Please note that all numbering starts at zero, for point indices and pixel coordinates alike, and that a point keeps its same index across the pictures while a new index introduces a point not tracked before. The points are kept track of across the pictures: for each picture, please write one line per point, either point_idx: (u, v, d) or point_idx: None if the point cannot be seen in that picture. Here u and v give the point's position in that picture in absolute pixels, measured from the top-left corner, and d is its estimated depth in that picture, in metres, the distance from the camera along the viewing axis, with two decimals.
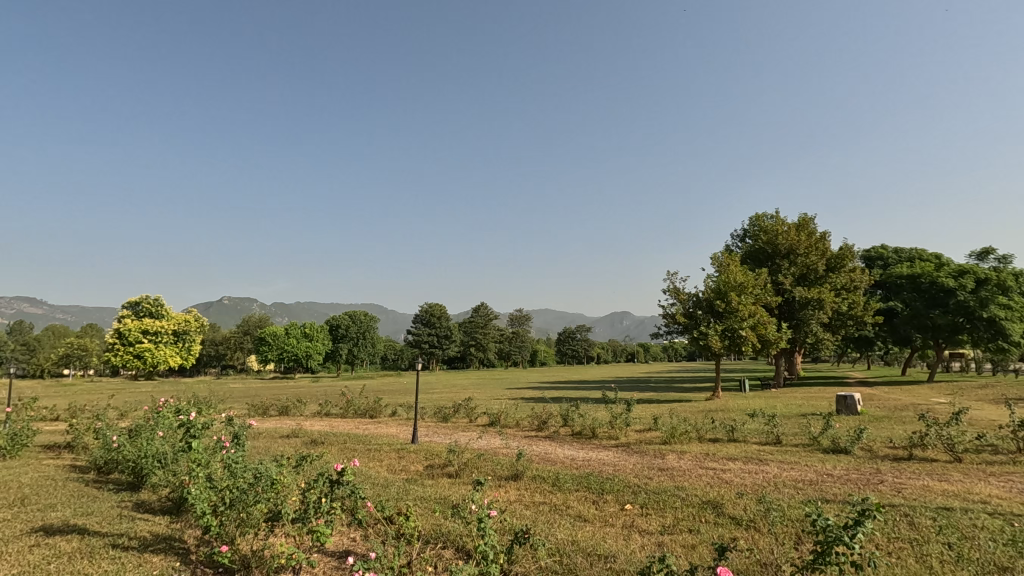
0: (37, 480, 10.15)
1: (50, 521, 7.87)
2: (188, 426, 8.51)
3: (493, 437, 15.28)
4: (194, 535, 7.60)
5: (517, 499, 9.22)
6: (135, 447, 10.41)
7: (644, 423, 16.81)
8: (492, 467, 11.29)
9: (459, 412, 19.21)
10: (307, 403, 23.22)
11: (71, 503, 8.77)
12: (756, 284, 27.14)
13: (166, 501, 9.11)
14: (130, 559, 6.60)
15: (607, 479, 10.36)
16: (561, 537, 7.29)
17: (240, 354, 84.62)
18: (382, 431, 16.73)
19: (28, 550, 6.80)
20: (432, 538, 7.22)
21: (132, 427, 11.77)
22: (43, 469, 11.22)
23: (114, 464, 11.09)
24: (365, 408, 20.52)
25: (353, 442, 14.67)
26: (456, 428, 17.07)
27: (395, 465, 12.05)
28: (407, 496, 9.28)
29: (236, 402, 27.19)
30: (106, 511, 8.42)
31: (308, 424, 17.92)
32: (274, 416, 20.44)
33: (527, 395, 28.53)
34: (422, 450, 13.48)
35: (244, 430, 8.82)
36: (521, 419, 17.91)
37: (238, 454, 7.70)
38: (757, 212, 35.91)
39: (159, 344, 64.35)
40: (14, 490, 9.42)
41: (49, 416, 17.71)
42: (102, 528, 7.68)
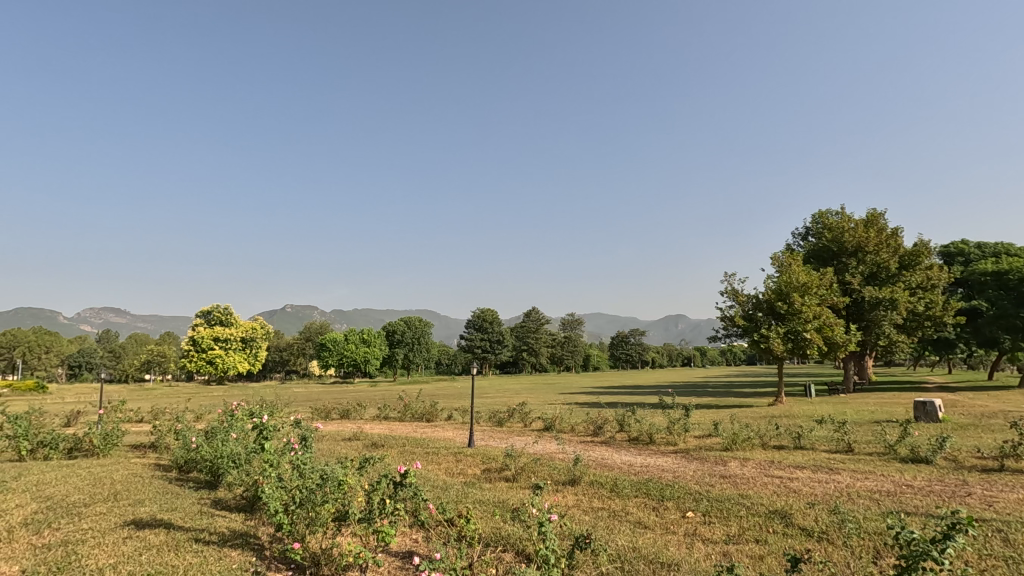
0: (128, 477, 10.98)
1: (139, 515, 8.48)
2: (260, 428, 8.96)
3: (549, 441, 15.25)
4: (268, 531, 7.99)
5: (575, 504, 9.18)
6: (211, 447, 11.08)
7: (704, 429, 16.35)
8: (549, 472, 11.29)
9: (513, 417, 19.31)
10: (367, 407, 23.96)
11: (156, 499, 9.41)
12: (821, 284, 25.91)
13: (241, 499, 9.62)
14: (211, 553, 7.02)
15: (667, 485, 10.14)
16: (622, 544, 7.19)
17: (303, 359, 88.18)
18: (438, 434, 17.05)
19: (122, 542, 7.34)
20: (492, 540, 7.30)
21: (209, 429, 12.54)
22: (131, 466, 12.12)
23: (192, 464, 11.83)
24: (422, 412, 20.98)
25: (411, 445, 15.01)
26: (511, 433, 17.16)
27: (453, 468, 12.23)
28: (466, 499, 9.40)
29: (300, 407, 28.42)
30: (188, 508, 8.98)
31: (369, 427, 18.49)
32: (337, 419, 21.21)
33: (581, 400, 28.32)
34: (479, 454, 13.65)
35: (311, 432, 9.19)
36: (577, 424, 17.80)
37: (306, 455, 8.04)
38: (820, 209, 34.39)
39: (229, 350, 67.98)
40: (107, 486, 10.21)
41: (135, 418, 19.04)
42: (186, 523, 8.21)
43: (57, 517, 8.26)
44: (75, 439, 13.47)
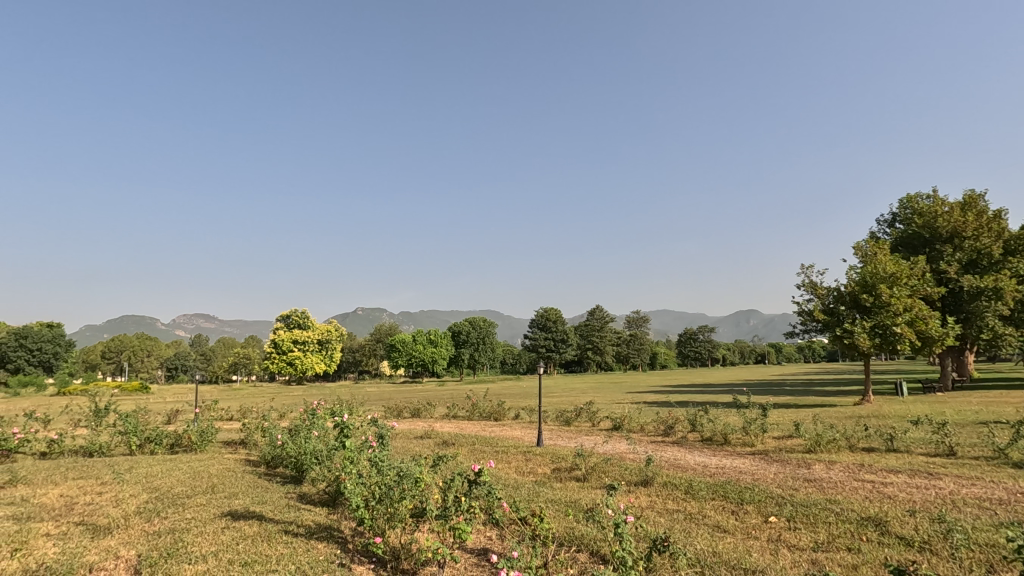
0: (223, 471, 11.82)
1: (235, 507, 9.11)
2: (341, 427, 9.35)
3: (619, 441, 15.02)
4: (350, 526, 8.36)
5: (649, 506, 8.99)
6: (295, 444, 11.72)
7: (784, 429, 15.57)
8: (621, 472, 11.11)
9: (581, 416, 19.18)
10: (436, 407, 24.55)
11: (248, 492, 10.07)
12: (912, 274, 23.98)
13: (323, 493, 10.10)
14: (299, 544, 7.42)
15: (746, 488, 9.74)
16: (702, 548, 6.98)
17: (374, 360, 91.55)
18: (507, 433, 17.22)
19: (221, 531, 7.90)
20: (566, 540, 7.27)
21: (293, 427, 13.28)
22: (225, 461, 13.02)
23: (279, 460, 12.56)
24: (490, 411, 21.28)
25: (481, 444, 15.23)
26: (580, 432, 17.06)
27: (523, 467, 12.29)
28: (538, 498, 9.41)
29: (373, 406, 29.51)
30: (277, 501, 9.56)
31: (439, 426, 18.93)
32: (408, 418, 21.90)
33: (650, 399, 27.74)
34: (548, 453, 13.64)
35: (387, 430, 9.50)
36: (647, 424, 17.43)
37: (383, 452, 8.31)
38: (908, 193, 31.92)
39: (306, 352, 71.63)
40: (205, 479, 11.02)
41: (226, 416, 20.44)
42: (276, 515, 8.73)
43: (164, 507, 9.02)
44: (176, 436, 14.65)
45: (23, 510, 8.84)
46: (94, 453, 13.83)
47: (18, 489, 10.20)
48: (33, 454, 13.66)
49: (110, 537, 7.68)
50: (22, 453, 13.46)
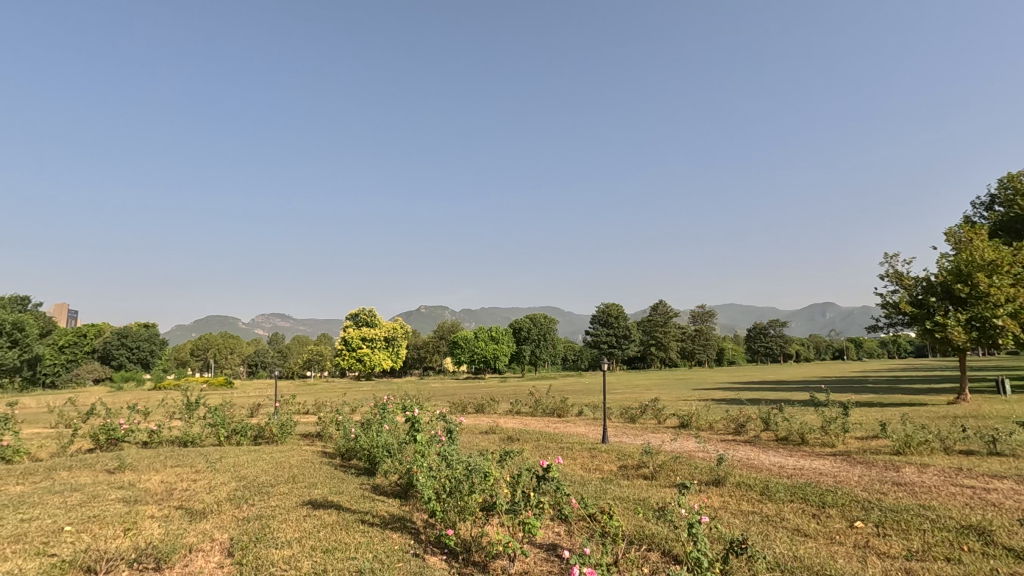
0: (302, 462, 12.49)
1: (315, 496, 9.59)
2: (412, 422, 9.61)
3: (687, 439, 14.63)
4: (422, 517, 8.59)
5: (722, 506, 8.70)
6: (368, 438, 12.19)
7: (867, 429, 14.62)
8: (690, 471, 10.81)
9: (646, 413, 18.83)
10: (500, 403, 24.82)
11: (326, 483, 10.58)
12: (1016, 261, 21.80)
13: (395, 485, 10.46)
14: (375, 534, 7.71)
15: (828, 490, 9.21)
16: (782, 552, 6.69)
17: (437, 356, 93.74)
18: (571, 429, 17.18)
19: (303, 519, 8.33)
20: (636, 539, 7.17)
21: (365, 421, 13.81)
22: (304, 453, 13.72)
23: (352, 452, 13.11)
24: (553, 407, 21.26)
25: (546, 440, 15.24)
26: (645, 429, 16.76)
27: (589, 464, 12.20)
28: (605, 496, 9.31)
29: (439, 401, 30.27)
30: (353, 492, 9.99)
31: (504, 422, 19.15)
32: (473, 413, 22.28)
33: (718, 397, 26.76)
34: (614, 451, 13.46)
35: (455, 425, 9.68)
36: (717, 422, 16.87)
37: (451, 446, 8.49)
38: (1009, 172, 29.06)
39: (374, 349, 74.38)
40: (287, 469, 11.68)
41: (304, 410, 21.55)
42: (352, 505, 9.11)
43: (251, 495, 9.64)
44: (259, 428, 15.58)
45: (131, 493, 9.71)
46: (187, 443, 14.95)
47: (125, 474, 11.20)
48: (137, 443, 14.95)
49: (206, 521, 8.28)
50: (127, 442, 14.76)
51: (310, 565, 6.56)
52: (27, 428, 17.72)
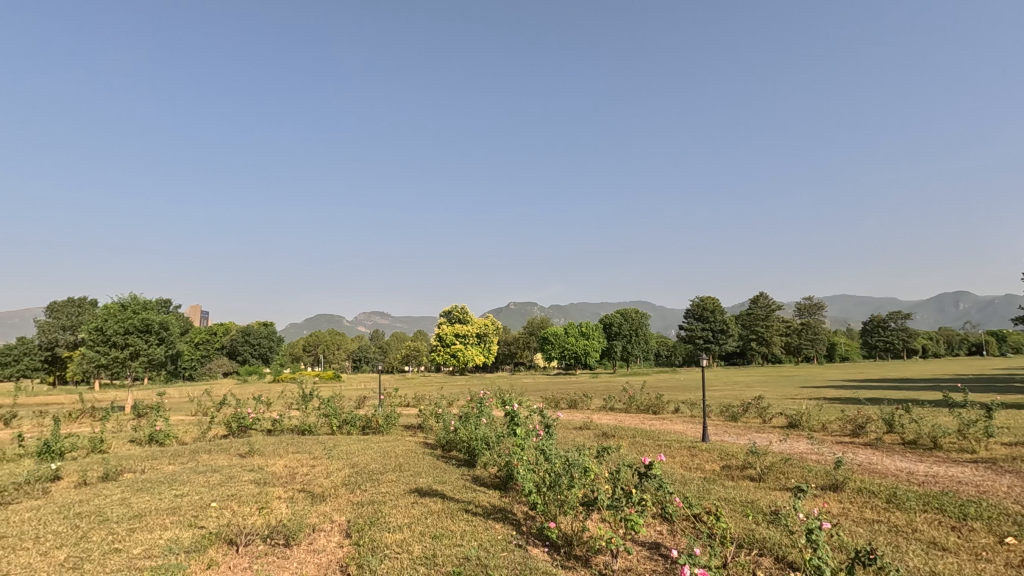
0: (407, 452, 13.18)
1: (420, 485, 10.10)
2: (511, 416, 9.77)
3: (798, 440, 13.72)
4: (522, 509, 8.75)
5: (843, 513, 8.06)
6: (468, 430, 12.63)
7: (1014, 435, 12.92)
8: (804, 473, 10.12)
9: (749, 411, 17.88)
10: (593, 399, 24.58)
11: (429, 472, 11.07)
12: None
13: (494, 476, 10.74)
14: (479, 522, 7.98)
15: (971, 501, 8.23)
16: (915, 566, 6.10)
17: (528, 351, 94.58)
18: (668, 427, 16.70)
19: (412, 506, 8.79)
20: (745, 542, 6.85)
21: (463, 414, 14.30)
22: (408, 444, 14.45)
23: (453, 444, 13.58)
24: (648, 404, 20.73)
25: (642, 436, 14.93)
26: (749, 429, 15.93)
27: (689, 463, 11.79)
28: (709, 496, 8.96)
29: (533, 395, 30.42)
30: (455, 481, 10.41)
31: (598, 418, 19.00)
32: (566, 409, 22.31)
33: (831, 396, 24.76)
34: (716, 450, 12.88)
35: (551, 420, 9.73)
36: (831, 422, 15.67)
37: (549, 441, 8.54)
38: None
39: (467, 345, 76.54)
40: (393, 459, 12.37)
41: (405, 403, 22.61)
42: (455, 495, 9.48)
43: (363, 481, 10.32)
44: (367, 419, 16.62)
45: (261, 476, 10.77)
46: (305, 431, 16.25)
47: (255, 458, 12.43)
48: (262, 430, 16.50)
49: (325, 504, 8.98)
50: (254, 429, 16.34)
51: (421, 550, 6.91)
52: (173, 415, 20.09)
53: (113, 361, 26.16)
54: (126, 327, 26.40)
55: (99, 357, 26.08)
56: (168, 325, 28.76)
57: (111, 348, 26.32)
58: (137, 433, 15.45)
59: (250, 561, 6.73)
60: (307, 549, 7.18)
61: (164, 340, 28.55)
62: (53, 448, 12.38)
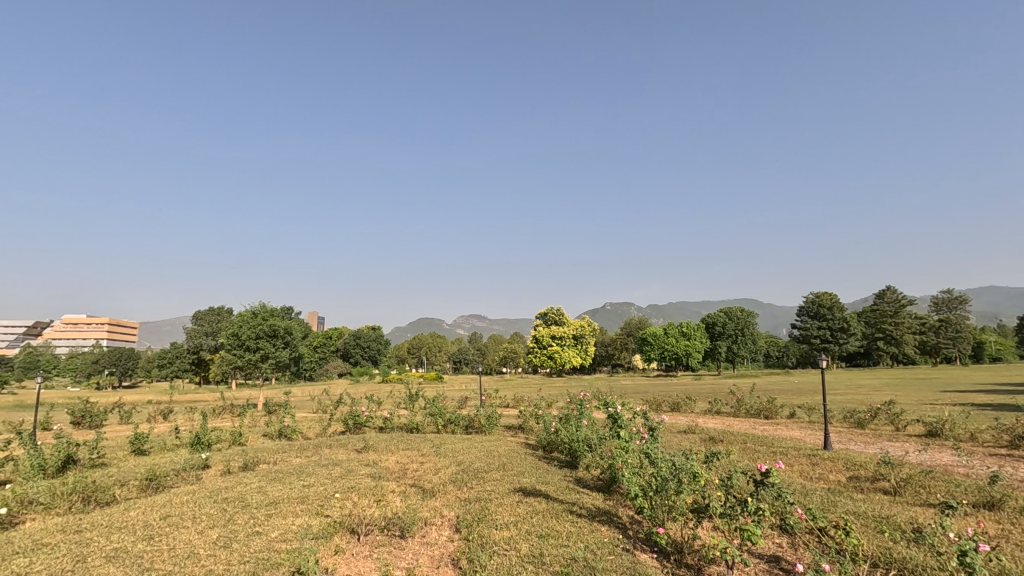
0: (509, 452, 13.42)
1: (524, 484, 10.26)
2: (614, 418, 9.56)
3: (941, 451, 12.21)
4: (628, 513, 8.58)
5: (1002, 535, 7.05)
6: (569, 432, 12.67)
7: None
8: (951, 489, 9.00)
9: (878, 417, 16.24)
10: (698, 402, 23.51)
11: (532, 472, 11.20)
12: None
13: (597, 479, 10.64)
14: (584, 524, 7.93)
15: None
16: None
17: (626, 353, 92.40)
18: (784, 433, 15.57)
19: (517, 505, 8.94)
20: (881, 562, 6.22)
21: (563, 416, 14.31)
22: (509, 443, 14.73)
23: (553, 445, 13.63)
24: (759, 408, 19.49)
25: (754, 442, 14.07)
26: (879, 436, 14.45)
27: (809, 472, 10.91)
28: (835, 509, 8.23)
29: (634, 398, 29.64)
30: (558, 482, 10.43)
31: (704, 421, 18.12)
32: (669, 412, 21.56)
33: (980, 401, 21.81)
34: (840, 459, 11.84)
35: (656, 423, 9.42)
36: (982, 431, 13.80)
37: (654, 444, 8.24)
38: None
39: (563, 346, 76.40)
40: (497, 458, 12.65)
41: (505, 404, 22.99)
42: (559, 495, 9.50)
43: (469, 478, 10.66)
44: (470, 419, 17.15)
45: (376, 470, 11.49)
46: (413, 429, 17.08)
47: (370, 454, 13.29)
48: (375, 428, 17.62)
49: (435, 499, 9.39)
50: (368, 426, 17.47)
51: (528, 549, 6.99)
52: (298, 413, 21.95)
53: (247, 363, 29.15)
54: (258, 332, 29.33)
55: (236, 359, 29.19)
56: (292, 330, 31.50)
57: (245, 351, 29.35)
58: (269, 428, 17.13)
59: (371, 550, 7.21)
60: (421, 541, 7.56)
61: (289, 343, 31.31)
62: (202, 439, 14.05)
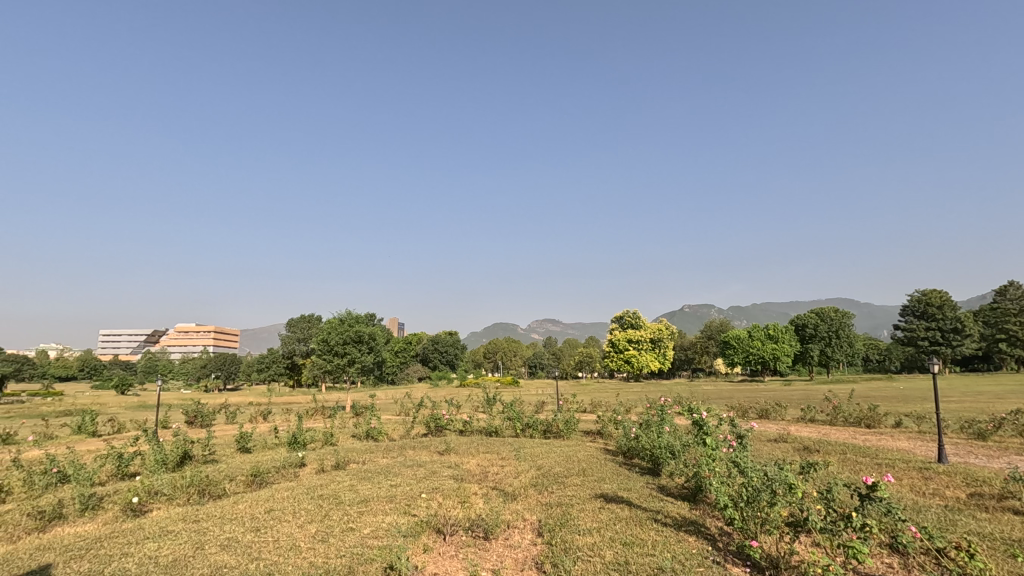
0: (588, 457, 13.30)
1: (606, 490, 10.11)
2: (699, 424, 9.18)
3: None
4: (717, 524, 8.24)
5: None
6: (650, 439, 12.39)
7: None
8: None
9: (1003, 428, 14.55)
10: (789, 409, 22.11)
11: (613, 478, 11.04)
12: None
13: (682, 488, 10.28)
14: (671, 534, 7.70)
15: None
16: None
17: (707, 356, 88.82)
18: (890, 444, 14.31)
19: (599, 511, 8.84)
20: None
21: (644, 421, 13.99)
22: (589, 449, 14.58)
23: (634, 451, 13.35)
24: (859, 416, 18.06)
25: (855, 453, 13.07)
26: (1004, 450, 12.93)
27: (920, 487, 9.97)
28: (954, 529, 7.46)
29: (718, 404, 28.35)
30: (640, 490, 10.18)
31: (797, 430, 17.03)
32: (756, 418, 20.49)
33: None
34: (958, 473, 10.72)
35: (746, 430, 8.94)
36: None
37: (744, 452, 7.83)
38: None
39: (641, 350, 74.63)
40: (577, 463, 12.59)
41: (582, 409, 22.75)
42: (642, 503, 9.30)
43: (550, 483, 10.68)
44: (548, 423, 17.14)
45: (458, 472, 11.78)
46: (492, 433, 17.37)
47: (452, 456, 13.62)
48: (455, 430, 18.05)
49: (517, 502, 9.48)
50: (449, 429, 17.93)
51: (613, 556, 6.91)
52: (383, 415, 22.90)
53: (335, 367, 30.84)
54: (345, 338, 30.93)
55: (326, 363, 30.94)
56: (375, 335, 32.94)
57: (334, 355, 31.02)
58: (357, 429, 18.00)
59: (457, 550, 7.39)
60: (505, 544, 7.65)
61: (373, 348, 32.78)
62: (299, 438, 15.02)
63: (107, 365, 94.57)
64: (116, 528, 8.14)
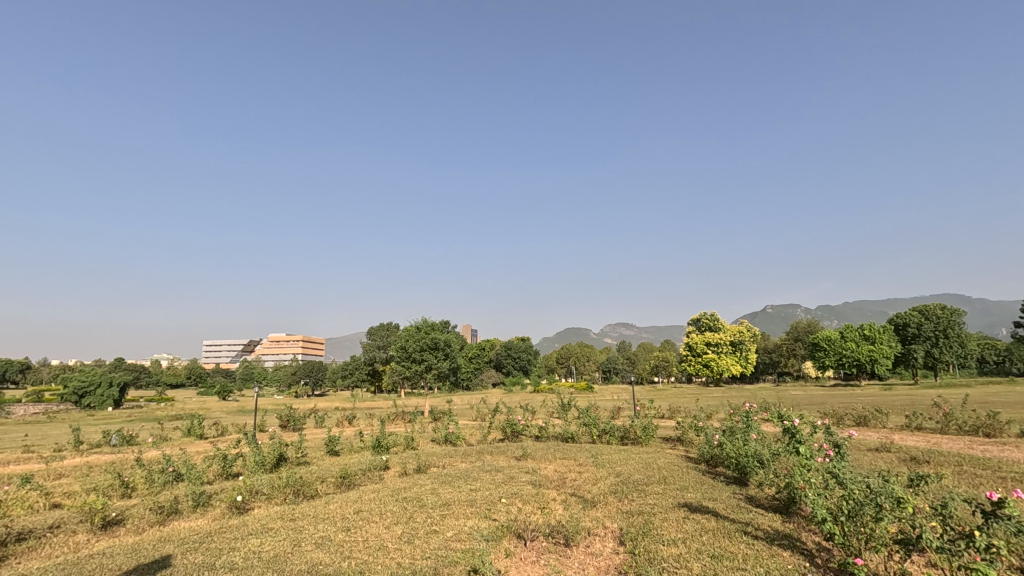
0: (669, 464, 12.91)
1: (689, 500, 9.74)
2: (791, 431, 8.65)
3: None
4: (814, 539, 7.72)
5: None
6: (735, 446, 11.82)
7: None
8: None
9: None
10: (892, 416, 20.35)
11: (697, 488, 10.61)
12: None
13: (773, 499, 9.71)
14: (763, 547, 7.30)
15: None
16: None
17: (794, 360, 83.57)
18: (1013, 455, 12.83)
19: (684, 520, 8.55)
20: None
21: (727, 428, 13.40)
22: (669, 456, 14.12)
23: (718, 460, 12.79)
24: (976, 424, 16.29)
25: (973, 465, 11.80)
26: None
27: None
28: None
29: (809, 410, 26.63)
30: (727, 500, 9.74)
31: (902, 438, 15.65)
32: (854, 425, 19.05)
33: None
34: None
35: (843, 438, 8.32)
36: None
37: (842, 462, 7.29)
38: None
39: (720, 353, 71.53)
40: (657, 470, 12.23)
41: (661, 415, 22.14)
42: (730, 514, 8.89)
43: (630, 490, 10.44)
44: (625, 429, 16.80)
45: (535, 478, 11.76)
46: (568, 439, 17.25)
47: (529, 461, 13.65)
48: (531, 435, 18.09)
49: (597, 509, 9.35)
50: (525, 434, 18.03)
51: (700, 568, 6.64)
52: (459, 420, 23.39)
53: (414, 373, 31.87)
54: (422, 345, 31.93)
55: (405, 370, 32.05)
56: (451, 342, 33.69)
57: (412, 363, 32.08)
58: (436, 433, 18.46)
59: (538, 556, 7.39)
60: (586, 551, 7.56)
61: (448, 355, 33.56)
62: (382, 442, 15.67)
63: (212, 373, 103.17)
64: (224, 524, 8.85)
